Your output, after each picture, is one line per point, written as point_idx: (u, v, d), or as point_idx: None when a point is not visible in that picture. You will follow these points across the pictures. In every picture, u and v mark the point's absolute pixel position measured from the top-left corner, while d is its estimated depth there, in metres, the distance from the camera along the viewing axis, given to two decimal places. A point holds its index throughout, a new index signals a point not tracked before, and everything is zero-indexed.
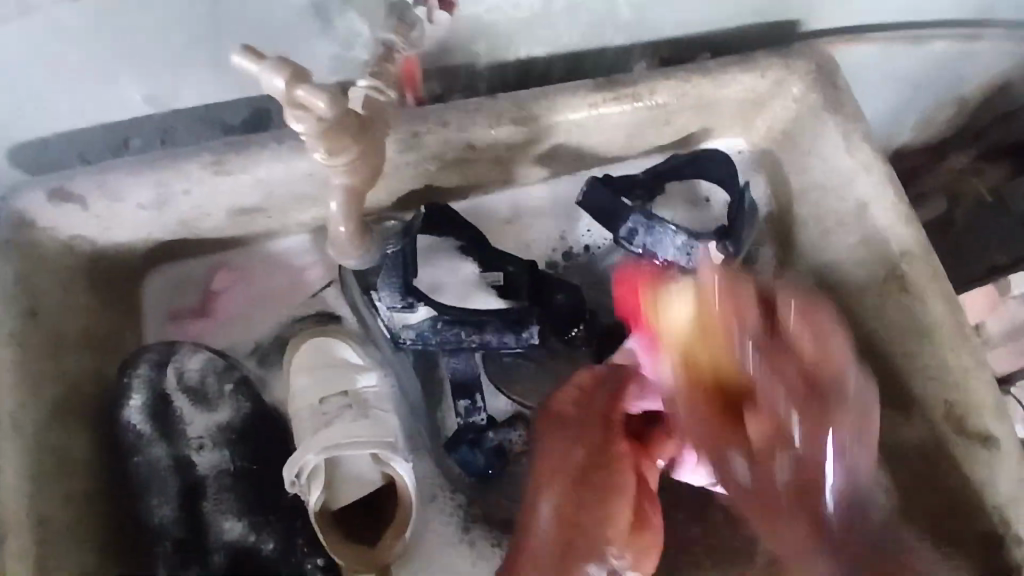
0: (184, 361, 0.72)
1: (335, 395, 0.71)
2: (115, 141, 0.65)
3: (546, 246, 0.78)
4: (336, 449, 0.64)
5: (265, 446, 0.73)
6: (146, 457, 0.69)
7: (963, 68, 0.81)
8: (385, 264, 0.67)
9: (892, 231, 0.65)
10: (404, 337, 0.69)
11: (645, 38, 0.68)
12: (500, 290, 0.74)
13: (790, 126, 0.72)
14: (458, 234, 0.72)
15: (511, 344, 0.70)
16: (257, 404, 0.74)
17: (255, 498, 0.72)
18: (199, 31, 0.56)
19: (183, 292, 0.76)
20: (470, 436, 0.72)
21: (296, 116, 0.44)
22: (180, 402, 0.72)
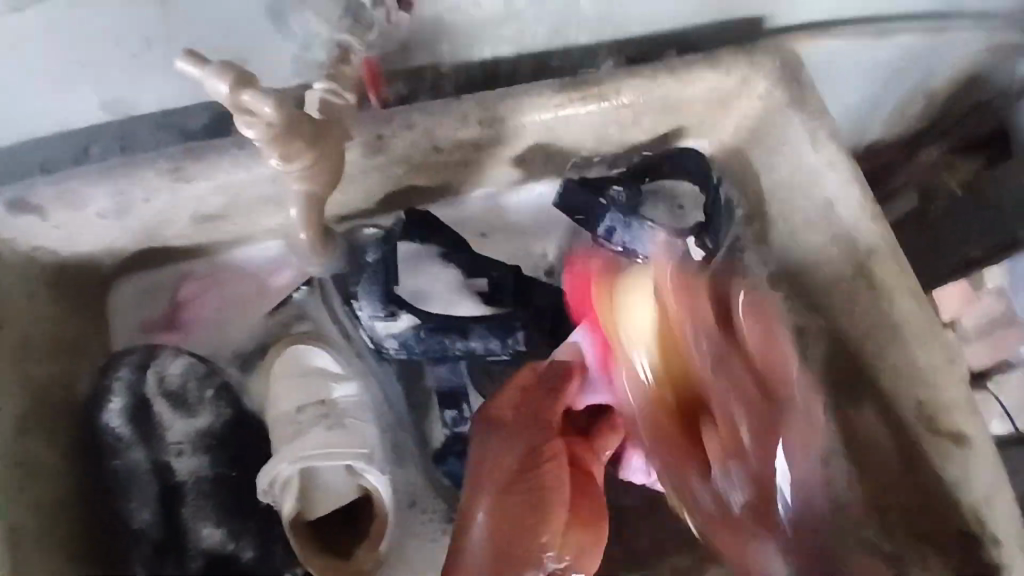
0: (165, 365, 0.70)
1: (312, 406, 0.68)
2: (75, 148, 0.63)
3: (525, 253, 0.77)
4: (310, 460, 0.64)
5: (247, 453, 0.70)
6: (125, 460, 0.67)
7: (929, 62, 0.81)
8: (365, 272, 0.67)
9: (859, 228, 0.64)
10: (387, 345, 0.67)
11: (611, 36, 0.67)
12: (487, 298, 0.70)
13: (754, 124, 0.70)
14: (437, 238, 0.71)
15: (498, 352, 0.67)
16: (238, 412, 0.72)
17: (235, 505, 0.69)
18: (147, 35, 0.54)
19: (155, 298, 0.75)
20: (458, 447, 0.69)
21: (245, 121, 0.40)
22: (160, 406, 0.69)
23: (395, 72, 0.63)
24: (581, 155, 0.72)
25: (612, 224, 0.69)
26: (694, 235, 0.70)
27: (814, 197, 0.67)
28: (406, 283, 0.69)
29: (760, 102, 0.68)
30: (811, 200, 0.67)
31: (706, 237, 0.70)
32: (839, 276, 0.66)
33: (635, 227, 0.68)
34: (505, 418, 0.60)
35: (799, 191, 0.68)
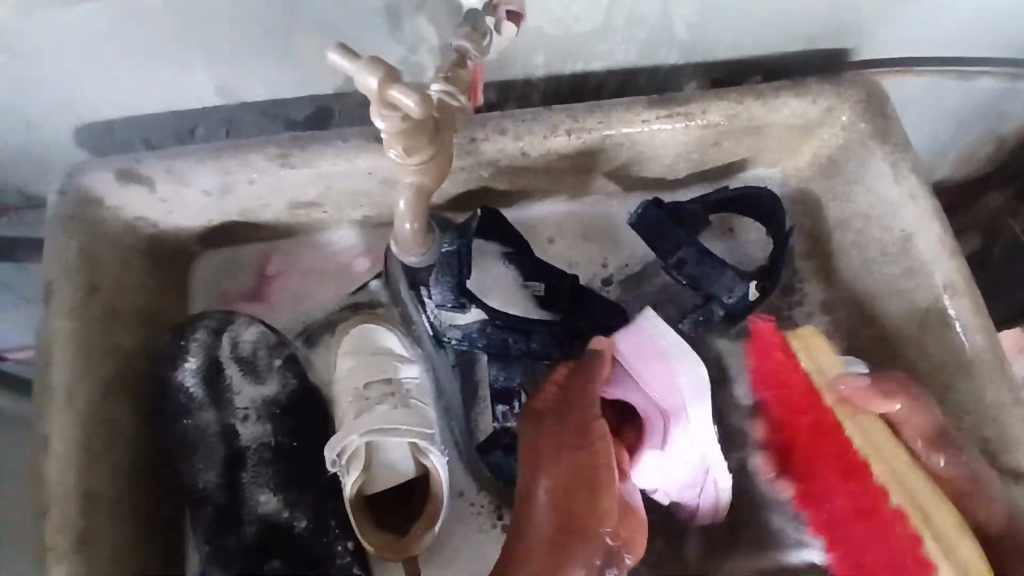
0: (240, 331, 0.73)
1: (378, 382, 0.71)
2: (181, 128, 0.67)
3: (585, 270, 0.79)
4: (377, 433, 0.65)
5: (308, 423, 0.73)
6: (196, 421, 0.70)
7: (1013, 106, 0.82)
8: (440, 262, 0.65)
9: (936, 263, 0.65)
10: (449, 336, 0.68)
11: (699, 59, 0.69)
12: (544, 301, 0.72)
13: (836, 154, 0.72)
14: (507, 237, 0.71)
15: (555, 358, 0.67)
16: (303, 382, 0.74)
17: (296, 473, 0.70)
18: (270, 26, 0.57)
19: (234, 274, 0.78)
20: (506, 441, 0.69)
21: (382, 114, 0.42)
22: (231, 371, 0.72)
23: (491, 77, 0.66)
24: (654, 175, 0.74)
25: (685, 255, 0.68)
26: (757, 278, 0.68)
27: (891, 230, 0.68)
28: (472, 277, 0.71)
29: (842, 134, 0.69)
30: (885, 233, 0.68)
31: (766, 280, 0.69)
32: (913, 309, 0.67)
33: (708, 265, 0.67)
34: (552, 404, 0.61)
35: (874, 223, 0.69)
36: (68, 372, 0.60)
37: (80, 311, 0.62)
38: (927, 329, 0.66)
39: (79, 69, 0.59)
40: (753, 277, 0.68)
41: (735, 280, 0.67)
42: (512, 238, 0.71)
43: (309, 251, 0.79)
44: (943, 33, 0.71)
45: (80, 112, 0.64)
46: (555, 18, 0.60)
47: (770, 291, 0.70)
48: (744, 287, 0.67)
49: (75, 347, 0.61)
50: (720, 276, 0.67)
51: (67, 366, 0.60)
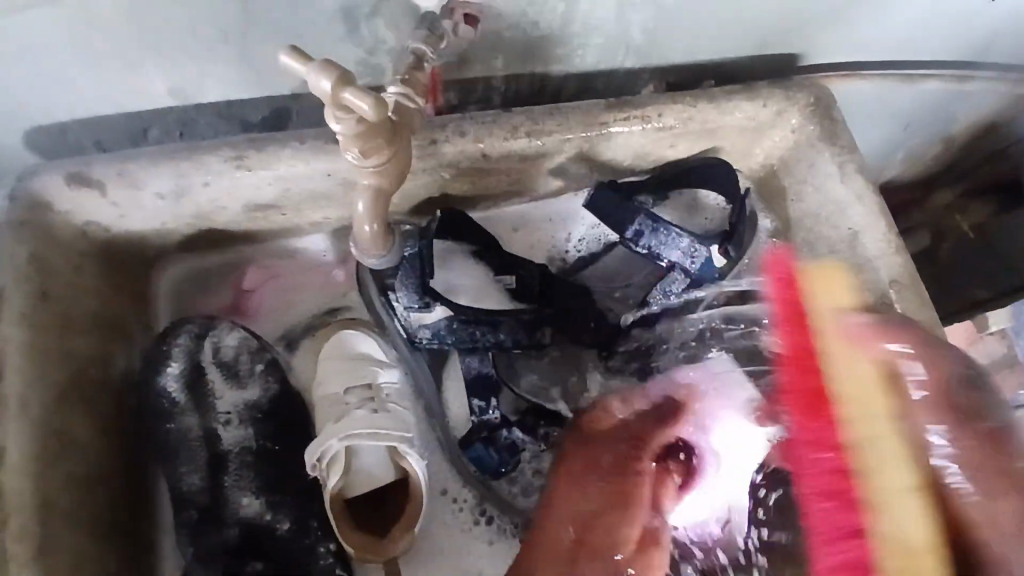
0: (222, 336, 0.74)
1: (358, 389, 0.72)
2: (135, 130, 0.66)
3: (551, 250, 0.81)
4: (358, 438, 0.65)
5: (290, 427, 0.74)
6: (178, 425, 0.70)
7: (954, 108, 0.86)
8: (404, 265, 0.67)
9: (882, 262, 0.67)
10: (420, 336, 0.69)
11: (654, 63, 0.71)
12: (515, 294, 0.73)
13: (787, 155, 0.74)
14: (476, 238, 0.72)
15: (524, 344, 0.69)
16: (285, 386, 0.76)
17: (276, 477, 0.71)
18: (226, 27, 0.57)
19: (207, 286, 0.79)
20: (484, 433, 0.70)
21: (336, 116, 0.42)
22: (213, 375, 0.73)
23: (451, 79, 0.66)
24: (613, 176, 0.75)
25: (640, 227, 0.69)
26: (720, 243, 0.68)
27: (840, 228, 0.70)
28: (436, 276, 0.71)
29: (791, 135, 0.72)
30: (835, 231, 0.71)
31: (730, 246, 0.69)
32: None
33: (663, 232, 0.69)
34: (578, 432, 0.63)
35: (824, 221, 0.72)
36: (20, 382, 0.59)
37: (29, 319, 0.61)
38: None
39: (25, 72, 0.58)
40: (715, 241, 0.68)
41: (692, 245, 0.68)
42: (475, 235, 0.72)
43: (280, 257, 0.79)
44: (887, 39, 0.74)
45: (27, 116, 0.62)
46: (512, 22, 0.61)
47: (737, 256, 0.70)
48: (704, 250, 0.68)
49: (27, 354, 0.60)
50: (676, 242, 0.69)
51: (18, 376, 0.59)
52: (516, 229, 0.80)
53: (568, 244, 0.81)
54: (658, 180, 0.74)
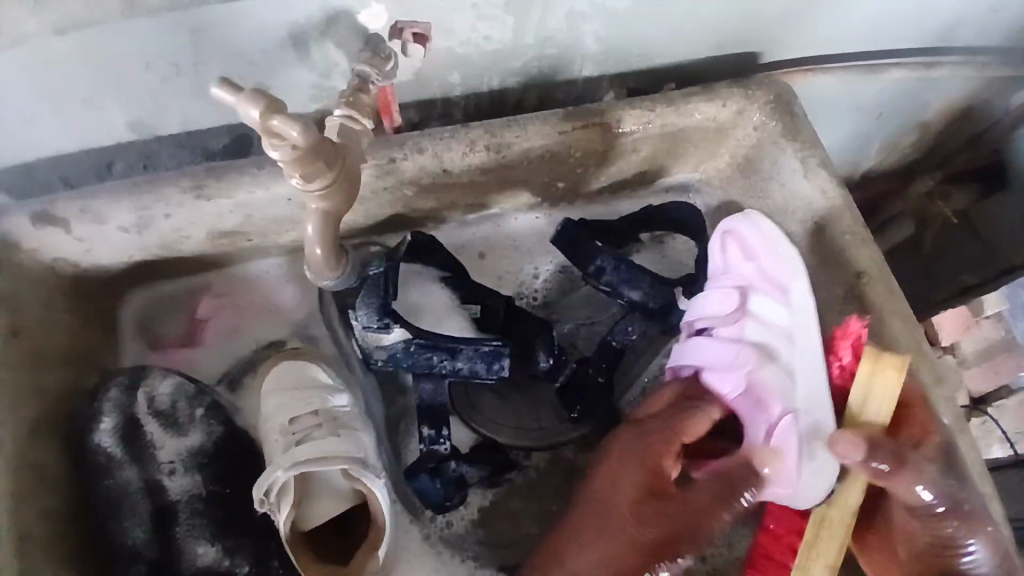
0: (155, 385, 0.73)
1: (305, 416, 0.71)
2: (99, 166, 0.66)
3: (516, 280, 0.82)
4: (304, 467, 0.64)
5: (237, 469, 0.73)
6: (117, 480, 0.69)
7: (923, 95, 0.86)
8: (366, 284, 0.66)
9: (853, 252, 0.67)
10: (376, 356, 0.68)
11: (612, 70, 0.71)
12: (479, 321, 0.75)
13: (751, 153, 0.74)
14: (438, 260, 0.74)
15: (482, 374, 0.70)
16: (229, 426, 0.75)
17: (227, 519, 0.71)
18: (175, 58, 0.57)
19: (171, 317, 0.79)
20: (431, 465, 0.71)
21: (272, 144, 0.43)
22: (150, 426, 0.71)
23: (408, 97, 0.66)
24: (578, 184, 0.76)
25: (603, 264, 0.74)
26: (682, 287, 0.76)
27: (806, 224, 0.70)
28: (403, 299, 0.73)
29: (754, 133, 0.72)
30: (802, 227, 0.71)
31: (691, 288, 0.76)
32: (833, 298, 0.69)
33: (625, 269, 0.74)
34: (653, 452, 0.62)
35: (790, 217, 0.72)
36: None
37: (3, 358, 0.61)
38: (844, 316, 0.68)
39: None
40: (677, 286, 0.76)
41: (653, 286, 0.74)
42: (442, 261, 0.74)
43: (253, 280, 0.80)
44: (845, 32, 0.74)
45: None
46: (463, 37, 0.61)
47: None
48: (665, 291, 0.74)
49: None
50: (638, 282, 0.74)
51: None
52: (485, 255, 0.81)
53: (534, 282, 0.82)
54: (626, 224, 0.78)
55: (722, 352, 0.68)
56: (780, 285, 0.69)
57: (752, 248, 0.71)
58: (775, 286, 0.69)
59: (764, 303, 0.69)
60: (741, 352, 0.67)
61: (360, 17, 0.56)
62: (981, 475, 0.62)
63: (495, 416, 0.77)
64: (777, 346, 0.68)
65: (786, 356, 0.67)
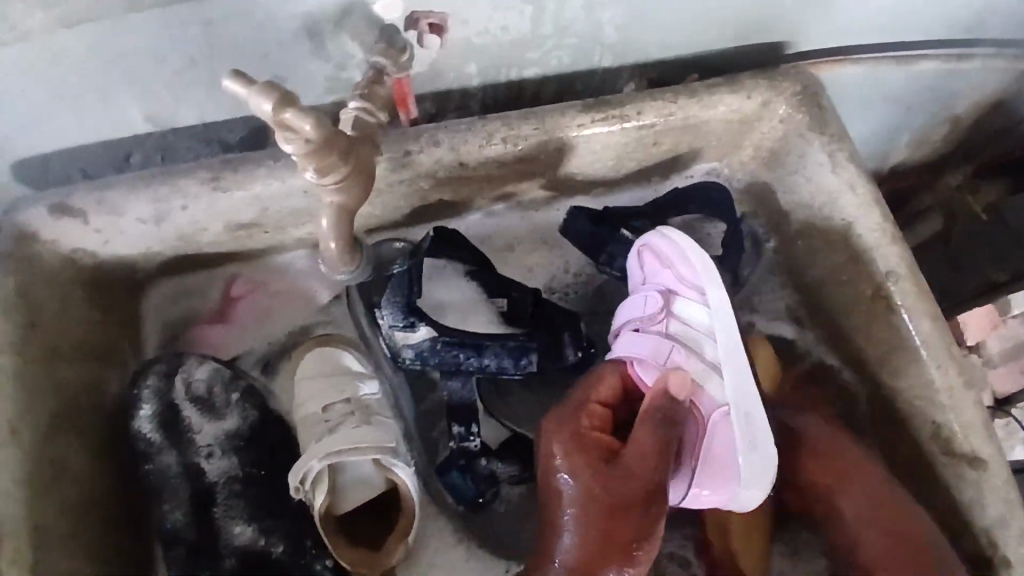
0: (192, 371, 0.74)
1: (338, 404, 0.73)
2: (117, 157, 0.66)
3: (546, 276, 0.81)
4: (338, 456, 0.65)
5: (273, 453, 0.75)
6: (156, 464, 0.71)
7: (955, 86, 0.83)
8: (391, 282, 0.68)
9: (878, 250, 0.65)
10: (403, 355, 0.69)
11: (632, 60, 0.69)
12: (507, 315, 0.75)
13: (776, 146, 0.72)
14: (462, 253, 0.72)
15: (509, 371, 0.70)
16: (263, 411, 0.77)
17: (265, 501, 0.73)
18: (190, 50, 0.56)
19: (191, 303, 0.79)
20: (461, 462, 0.71)
21: (285, 137, 0.43)
22: (188, 411, 0.74)
23: (424, 88, 0.65)
24: (598, 177, 0.75)
25: (613, 252, 0.75)
26: None
27: (833, 220, 0.68)
28: (426, 297, 0.74)
29: (779, 126, 0.70)
30: (828, 224, 0.69)
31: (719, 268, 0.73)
32: (860, 297, 0.67)
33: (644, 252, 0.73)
34: (599, 437, 0.61)
35: (817, 213, 0.70)
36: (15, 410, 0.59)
37: (23, 350, 0.61)
38: (873, 317, 0.67)
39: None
40: None
41: None
42: (468, 257, 0.73)
43: (274, 270, 0.79)
44: (875, 18, 0.71)
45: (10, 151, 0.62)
46: (480, 27, 0.60)
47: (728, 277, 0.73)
48: None
49: (16, 385, 0.60)
50: None
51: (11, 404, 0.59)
52: (510, 249, 0.80)
53: (566, 276, 0.81)
54: (651, 209, 0.76)
55: (645, 347, 0.67)
56: (695, 286, 0.69)
57: (668, 256, 0.70)
58: (692, 287, 0.69)
59: (684, 305, 0.69)
60: (667, 350, 0.67)
61: (376, 8, 0.54)
62: (1005, 482, 0.63)
63: (524, 412, 0.76)
64: (700, 343, 0.68)
65: (708, 352, 0.67)
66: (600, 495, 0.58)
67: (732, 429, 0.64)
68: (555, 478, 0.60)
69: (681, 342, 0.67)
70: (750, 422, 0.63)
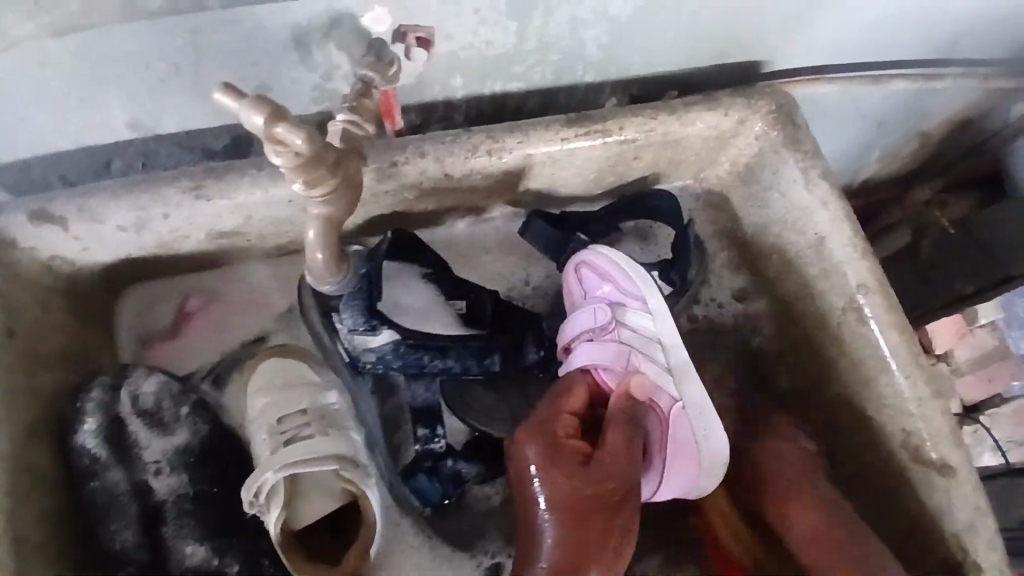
0: (139, 384, 0.72)
1: (293, 416, 0.72)
2: (98, 163, 0.65)
3: (502, 286, 0.82)
4: (295, 468, 0.66)
5: (226, 468, 0.73)
6: (103, 482, 0.68)
7: (923, 105, 0.86)
8: (354, 285, 0.64)
9: (849, 264, 0.68)
10: (364, 359, 0.69)
11: (614, 75, 0.71)
12: (466, 316, 0.76)
13: (752, 161, 0.74)
14: (424, 258, 0.74)
15: (472, 371, 0.72)
16: (214, 425, 0.75)
17: (219, 520, 0.71)
18: (175, 59, 0.56)
19: (153, 312, 0.78)
20: (427, 464, 0.72)
21: (275, 151, 0.43)
22: (135, 426, 0.70)
23: (409, 100, 0.66)
24: (580, 189, 0.76)
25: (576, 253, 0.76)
26: (659, 270, 0.75)
27: (807, 234, 0.71)
28: (386, 297, 0.72)
29: (755, 142, 0.72)
30: (802, 237, 0.71)
31: (672, 271, 0.74)
32: (832, 308, 0.70)
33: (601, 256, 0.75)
34: (575, 446, 0.61)
35: (791, 227, 0.72)
36: None
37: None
38: (844, 327, 0.69)
39: None
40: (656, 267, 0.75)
41: None
42: (428, 260, 0.74)
43: (251, 279, 0.79)
44: (847, 39, 0.73)
45: None
46: (466, 42, 0.61)
47: (679, 281, 0.75)
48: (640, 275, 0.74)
49: None
50: None
51: None
52: (475, 256, 0.81)
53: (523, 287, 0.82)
54: (606, 214, 0.78)
55: (601, 356, 0.68)
56: (638, 296, 0.71)
57: (605, 269, 0.71)
58: (633, 297, 0.71)
59: (630, 314, 0.70)
60: (620, 357, 0.68)
61: (364, 21, 0.55)
62: (972, 488, 0.65)
63: (491, 412, 0.75)
64: (649, 346, 0.70)
65: (659, 355, 0.70)
66: (580, 502, 0.59)
67: (691, 422, 0.67)
68: (530, 486, 0.60)
69: (633, 349, 0.69)
70: (704, 415, 0.68)
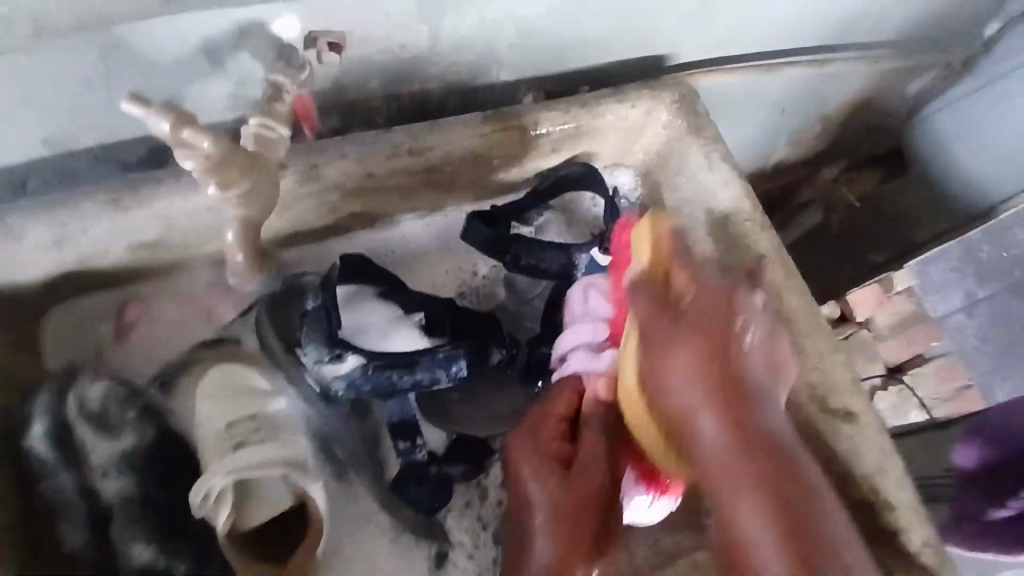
0: (85, 389, 0.71)
1: (242, 421, 0.71)
2: (12, 182, 0.65)
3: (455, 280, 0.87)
4: (243, 471, 0.65)
5: (178, 467, 0.72)
6: (53, 485, 0.67)
7: (818, 89, 0.93)
8: (310, 317, 0.72)
9: (753, 238, 0.73)
10: (335, 388, 0.72)
11: (528, 75, 0.75)
12: (425, 327, 0.78)
13: (660, 150, 0.79)
14: (374, 280, 0.78)
15: (442, 381, 0.75)
16: (163, 429, 0.73)
17: (170, 524, 0.70)
18: (88, 74, 0.56)
19: (98, 328, 0.78)
20: (416, 475, 0.78)
21: (185, 155, 0.47)
22: (82, 430, 0.69)
23: (329, 104, 0.68)
24: (501, 184, 0.80)
25: (518, 252, 0.79)
26: (597, 244, 0.80)
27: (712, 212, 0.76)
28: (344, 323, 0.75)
29: (663, 131, 0.77)
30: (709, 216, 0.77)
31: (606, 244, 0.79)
32: None
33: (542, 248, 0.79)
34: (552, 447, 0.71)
35: None
36: None
37: None
38: None
39: None
40: (594, 244, 0.80)
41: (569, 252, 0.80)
42: (376, 279, 0.77)
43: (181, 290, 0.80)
44: (740, 33, 0.79)
45: None
46: (379, 46, 0.63)
47: None
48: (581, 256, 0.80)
49: None
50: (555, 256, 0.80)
51: None
52: (417, 258, 0.85)
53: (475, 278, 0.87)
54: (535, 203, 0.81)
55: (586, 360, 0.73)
56: None
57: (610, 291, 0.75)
58: None
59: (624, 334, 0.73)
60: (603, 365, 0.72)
61: (274, 28, 0.57)
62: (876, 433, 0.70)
63: (469, 416, 0.79)
64: None
65: None
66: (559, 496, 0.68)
67: None
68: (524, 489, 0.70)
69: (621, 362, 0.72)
70: None
